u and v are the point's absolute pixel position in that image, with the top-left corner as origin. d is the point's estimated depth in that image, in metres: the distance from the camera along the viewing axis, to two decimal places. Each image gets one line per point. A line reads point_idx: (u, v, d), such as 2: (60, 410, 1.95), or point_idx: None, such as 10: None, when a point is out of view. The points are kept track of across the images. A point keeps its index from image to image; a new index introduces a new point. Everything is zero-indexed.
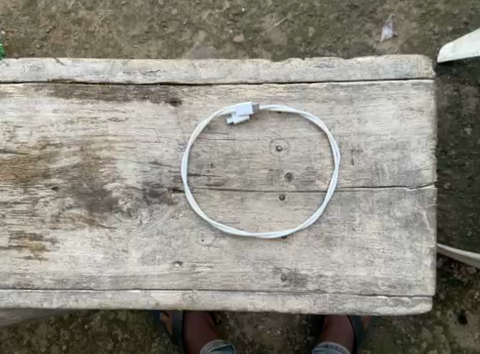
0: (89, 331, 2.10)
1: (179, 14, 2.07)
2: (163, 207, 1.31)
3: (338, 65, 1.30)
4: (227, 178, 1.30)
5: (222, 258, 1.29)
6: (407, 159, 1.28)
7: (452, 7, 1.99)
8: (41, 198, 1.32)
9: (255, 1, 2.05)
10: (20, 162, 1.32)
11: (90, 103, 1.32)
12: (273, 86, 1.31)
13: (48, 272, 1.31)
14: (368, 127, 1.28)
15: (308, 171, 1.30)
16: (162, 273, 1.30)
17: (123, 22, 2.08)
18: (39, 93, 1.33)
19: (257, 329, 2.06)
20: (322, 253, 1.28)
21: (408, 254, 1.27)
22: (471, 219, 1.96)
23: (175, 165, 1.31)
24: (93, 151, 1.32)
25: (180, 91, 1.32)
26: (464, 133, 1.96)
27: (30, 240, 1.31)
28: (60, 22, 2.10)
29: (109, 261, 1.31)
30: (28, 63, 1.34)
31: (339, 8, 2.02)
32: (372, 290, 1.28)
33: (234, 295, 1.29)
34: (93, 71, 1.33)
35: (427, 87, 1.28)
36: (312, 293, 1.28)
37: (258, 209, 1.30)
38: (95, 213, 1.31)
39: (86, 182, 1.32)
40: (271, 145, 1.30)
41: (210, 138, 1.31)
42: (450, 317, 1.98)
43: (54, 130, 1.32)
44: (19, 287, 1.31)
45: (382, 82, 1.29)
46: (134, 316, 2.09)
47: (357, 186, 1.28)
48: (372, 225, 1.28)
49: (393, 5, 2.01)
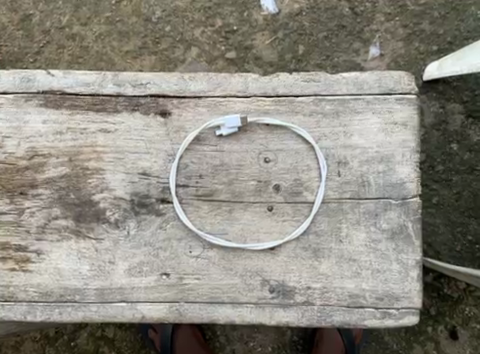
0: (75, 348, 2.08)
1: (172, 31, 2.09)
2: (150, 218, 1.31)
3: (324, 79, 1.31)
4: (215, 189, 1.31)
5: (210, 269, 1.29)
6: (393, 172, 1.29)
7: (438, 27, 2.02)
8: (27, 209, 1.32)
9: (247, 20, 2.07)
10: (7, 172, 1.33)
11: (80, 114, 1.33)
12: (261, 99, 1.32)
13: (33, 284, 1.30)
14: (354, 140, 1.30)
15: (296, 183, 1.30)
16: (148, 285, 1.29)
17: (116, 38, 2.10)
18: (29, 104, 1.34)
19: (248, 347, 2.05)
20: (310, 264, 1.28)
21: (395, 266, 1.27)
22: (460, 233, 1.97)
23: (163, 176, 1.31)
24: (82, 162, 1.32)
25: (169, 103, 1.33)
26: (451, 148, 1.98)
27: (15, 251, 1.31)
28: (54, 37, 2.12)
29: (95, 273, 1.30)
30: (18, 74, 1.35)
31: (328, 26, 2.05)
32: (360, 302, 1.27)
33: (221, 307, 1.28)
34: (84, 82, 1.34)
35: (410, 102, 1.30)
36: (299, 305, 1.28)
37: (246, 220, 1.30)
38: (82, 224, 1.31)
39: (74, 193, 1.32)
40: (259, 156, 1.31)
41: (198, 149, 1.32)
42: (441, 333, 1.98)
43: (42, 140, 1.33)
44: (2, 299, 1.30)
45: (367, 96, 1.31)
46: (121, 333, 2.08)
47: (344, 198, 1.29)
48: (359, 237, 1.28)
49: (380, 24, 2.04)
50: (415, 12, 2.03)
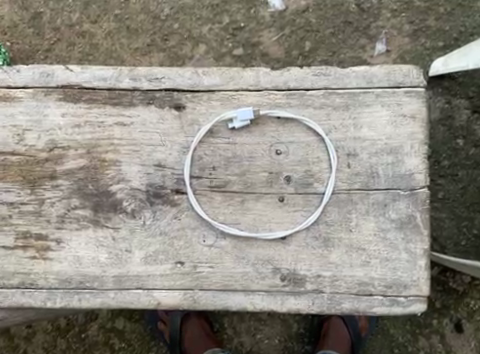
0: (85, 340, 2.12)
1: (180, 28, 2.13)
2: (165, 209, 1.35)
3: (334, 73, 1.35)
4: (228, 180, 1.35)
5: (223, 258, 1.33)
6: (401, 163, 1.33)
7: (444, 24, 2.05)
8: (47, 199, 1.36)
9: (254, 16, 2.11)
10: (28, 164, 1.37)
11: (97, 108, 1.38)
12: (273, 93, 1.36)
13: (53, 272, 1.35)
14: (363, 133, 1.34)
15: (307, 174, 1.34)
16: (163, 273, 1.34)
17: (126, 35, 2.14)
18: (48, 98, 1.38)
19: (255, 339, 2.08)
20: (320, 253, 1.33)
21: (403, 255, 1.31)
22: (465, 227, 2.01)
23: (178, 167, 1.36)
24: (99, 154, 1.36)
25: (183, 97, 1.38)
26: (456, 143, 2.02)
27: (36, 240, 1.35)
28: (64, 35, 2.16)
29: (112, 261, 1.34)
30: (38, 69, 1.39)
31: (334, 24, 2.09)
32: (369, 290, 1.31)
33: (234, 295, 1.33)
34: (101, 77, 1.38)
35: (418, 95, 1.34)
36: (310, 293, 1.32)
37: (258, 211, 1.34)
38: (99, 214, 1.36)
39: (92, 184, 1.36)
40: (271, 149, 1.35)
41: (212, 141, 1.36)
42: (446, 326, 2.02)
43: (61, 133, 1.37)
44: (23, 286, 1.35)
45: (376, 90, 1.35)
46: (131, 325, 2.11)
47: (353, 188, 1.33)
48: (369, 226, 1.32)
49: (386, 21, 2.08)
50: (421, 8, 2.06)
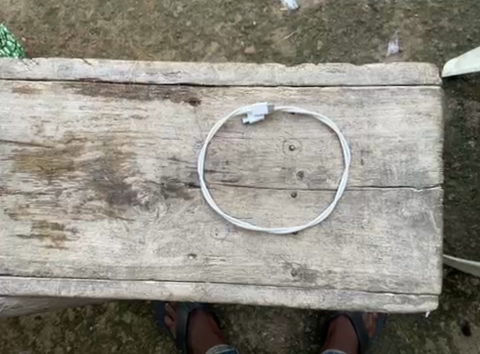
0: (93, 333, 2.13)
1: (193, 26, 2.15)
2: (179, 201, 1.37)
3: (349, 71, 1.37)
4: (241, 175, 1.36)
5: (235, 252, 1.35)
6: (415, 161, 1.34)
7: (457, 25, 2.06)
8: (64, 190, 1.38)
9: (266, 15, 2.13)
10: (45, 155, 1.39)
11: (114, 101, 1.39)
12: (287, 89, 1.38)
13: (68, 261, 1.36)
14: (377, 130, 1.35)
15: (319, 171, 1.35)
16: (176, 265, 1.35)
17: (139, 32, 2.16)
18: (67, 90, 1.40)
19: (261, 336, 2.08)
20: (331, 250, 1.34)
21: (415, 253, 1.32)
22: (475, 229, 2.02)
23: (192, 161, 1.37)
24: (115, 147, 1.38)
25: (198, 92, 1.39)
26: (468, 145, 2.03)
27: (52, 229, 1.37)
28: (79, 31, 2.18)
29: (126, 252, 1.36)
30: (57, 62, 1.40)
31: (347, 23, 2.10)
32: (380, 287, 1.32)
33: (245, 289, 1.34)
34: (119, 71, 1.40)
35: (433, 93, 1.35)
36: (321, 288, 1.33)
37: (270, 206, 1.35)
38: (114, 206, 1.37)
39: (108, 175, 1.38)
40: (284, 144, 1.36)
41: (225, 136, 1.38)
42: (453, 328, 2.02)
43: (79, 125, 1.39)
44: (38, 275, 1.37)
45: (391, 88, 1.36)
46: (138, 319, 2.13)
47: (366, 185, 1.34)
48: (380, 224, 1.33)
49: (398, 22, 2.09)
50: (435, 9, 2.07)
